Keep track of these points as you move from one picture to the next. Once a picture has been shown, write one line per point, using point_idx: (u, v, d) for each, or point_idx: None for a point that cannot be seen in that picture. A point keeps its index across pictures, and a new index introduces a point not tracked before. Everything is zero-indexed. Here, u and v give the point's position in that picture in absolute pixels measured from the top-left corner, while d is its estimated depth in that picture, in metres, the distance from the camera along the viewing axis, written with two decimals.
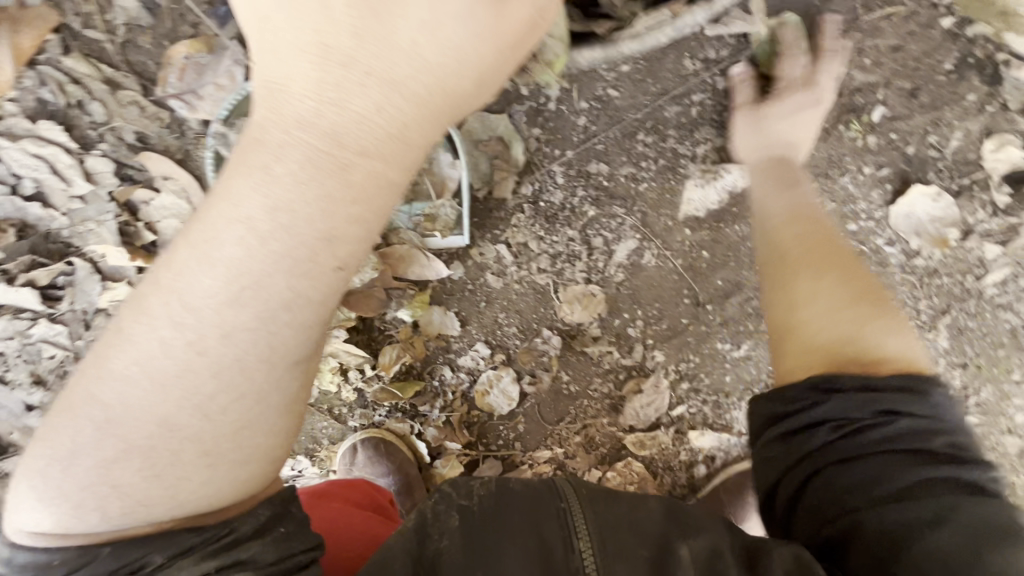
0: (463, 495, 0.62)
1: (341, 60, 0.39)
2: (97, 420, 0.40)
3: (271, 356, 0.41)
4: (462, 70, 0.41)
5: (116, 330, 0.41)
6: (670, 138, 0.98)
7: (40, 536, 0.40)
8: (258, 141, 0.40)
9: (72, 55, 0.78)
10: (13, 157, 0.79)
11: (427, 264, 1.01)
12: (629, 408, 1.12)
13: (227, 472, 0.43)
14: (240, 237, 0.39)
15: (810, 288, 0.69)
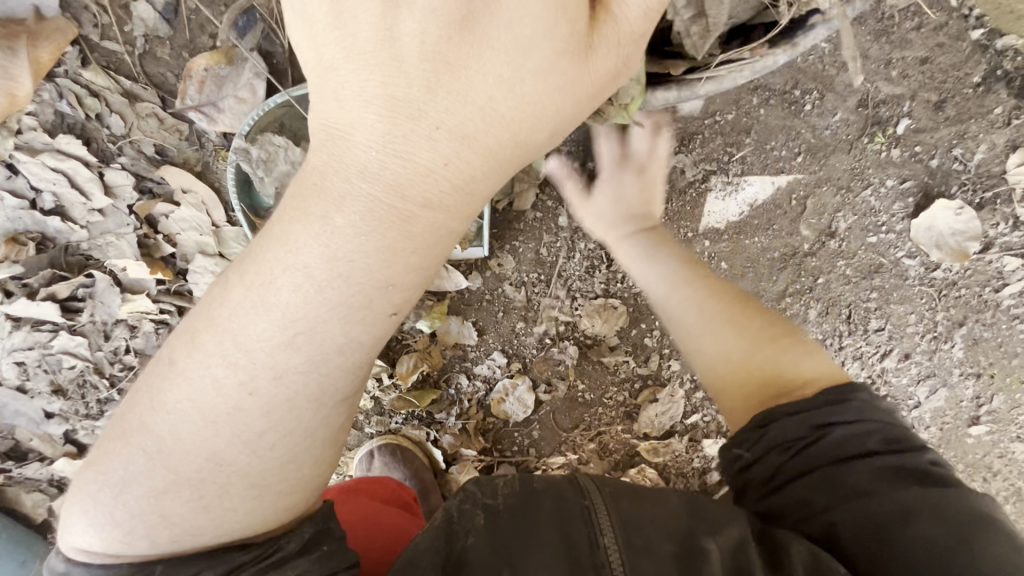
0: (488, 494, 0.59)
1: (409, 114, 0.40)
2: (150, 451, 0.41)
3: (320, 396, 0.42)
4: (532, 125, 0.42)
5: (169, 364, 0.42)
6: (696, 149, 0.95)
7: (95, 554, 0.41)
8: (320, 189, 0.41)
9: (89, 66, 0.76)
10: (32, 171, 0.77)
11: (447, 276, 1.00)
12: (644, 416, 1.13)
13: (272, 502, 0.43)
14: (297, 284, 0.40)
15: (717, 342, 0.71)
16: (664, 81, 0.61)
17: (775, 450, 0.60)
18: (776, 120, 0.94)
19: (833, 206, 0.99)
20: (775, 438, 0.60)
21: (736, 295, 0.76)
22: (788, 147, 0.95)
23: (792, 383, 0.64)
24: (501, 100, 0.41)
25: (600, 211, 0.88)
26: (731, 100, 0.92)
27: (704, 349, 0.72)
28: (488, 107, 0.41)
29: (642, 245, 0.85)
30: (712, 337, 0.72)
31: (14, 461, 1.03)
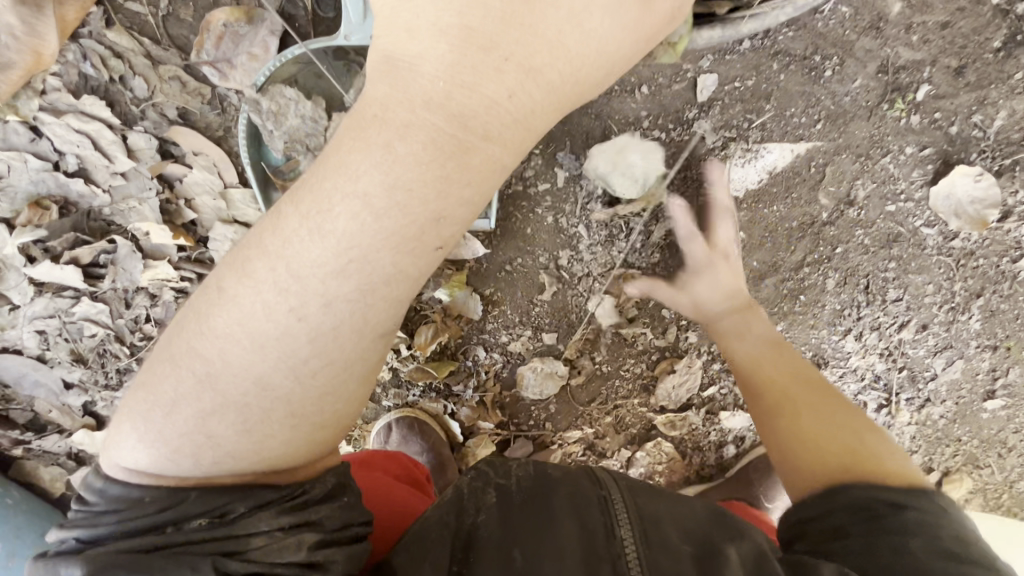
0: (501, 475, 0.64)
1: (480, 47, 0.43)
2: (198, 373, 0.41)
3: (362, 328, 0.42)
4: (593, 62, 0.47)
5: (220, 289, 0.42)
6: (716, 115, 0.95)
7: (136, 473, 0.42)
8: (380, 119, 0.41)
9: (114, 28, 0.76)
10: (56, 133, 0.77)
11: (464, 244, 0.99)
12: (661, 390, 1.13)
13: (308, 432, 0.44)
14: (355, 210, 0.40)
15: (792, 432, 0.73)
16: (708, 22, 0.79)
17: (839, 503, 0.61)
18: (796, 86, 0.94)
19: (851, 175, 0.99)
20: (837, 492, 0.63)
21: (813, 390, 0.79)
22: (808, 114, 0.95)
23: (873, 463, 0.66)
24: (569, 38, 0.45)
25: (686, 267, 0.98)
26: (752, 65, 0.92)
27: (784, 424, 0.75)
28: (553, 45, 0.45)
29: (738, 322, 0.92)
30: (784, 429, 0.75)
31: (33, 433, 1.03)
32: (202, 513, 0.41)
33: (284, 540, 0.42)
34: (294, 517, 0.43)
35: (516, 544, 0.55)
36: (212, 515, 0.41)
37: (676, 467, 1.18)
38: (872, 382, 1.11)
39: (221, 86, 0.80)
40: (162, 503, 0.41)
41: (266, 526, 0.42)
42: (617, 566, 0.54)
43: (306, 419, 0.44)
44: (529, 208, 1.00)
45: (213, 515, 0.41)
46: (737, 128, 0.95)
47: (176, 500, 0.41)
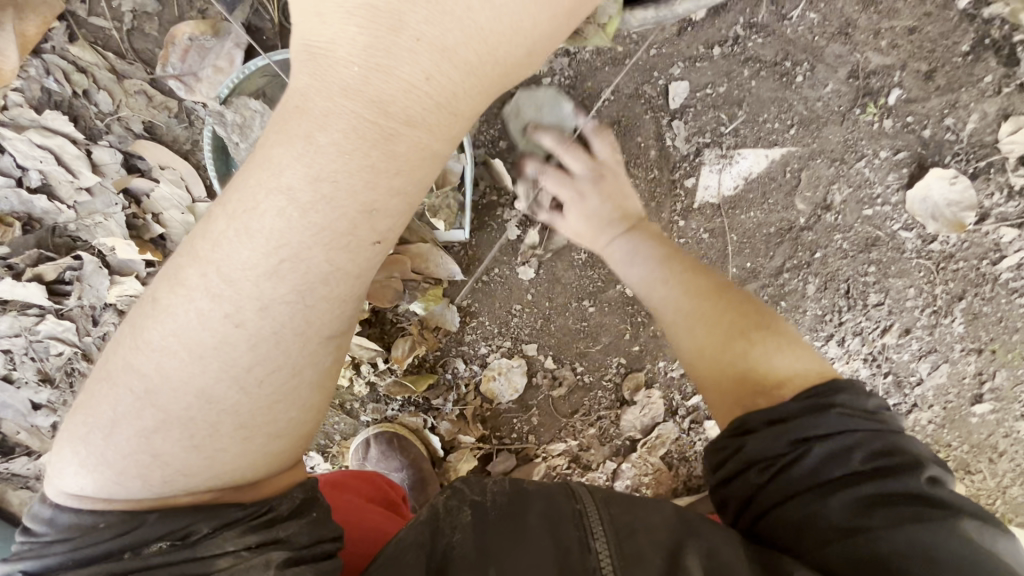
0: (476, 491, 0.61)
1: (389, 26, 0.40)
2: (134, 390, 0.39)
3: (307, 331, 0.41)
4: (513, 40, 0.43)
5: (154, 303, 0.41)
6: (690, 120, 0.94)
7: (85, 498, 0.40)
8: (302, 110, 0.40)
9: (77, 43, 0.75)
10: (18, 148, 0.76)
11: (439, 258, 0.97)
12: (644, 399, 1.12)
13: (263, 443, 0.42)
14: (281, 209, 0.39)
15: (696, 337, 0.73)
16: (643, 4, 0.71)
17: (750, 455, 0.61)
18: (768, 92, 0.94)
19: (827, 180, 0.99)
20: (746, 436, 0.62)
21: (705, 284, 0.77)
22: (781, 119, 0.95)
23: (765, 377, 0.66)
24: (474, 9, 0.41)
25: (587, 213, 0.89)
26: (721, 72, 0.93)
27: (682, 334, 0.75)
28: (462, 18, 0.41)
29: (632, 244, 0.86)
30: (685, 328, 0.75)
31: (1, 455, 1.01)
32: (163, 536, 0.40)
33: (250, 559, 0.40)
34: (260, 535, 0.42)
35: (492, 562, 0.54)
36: (173, 537, 0.40)
37: (663, 479, 1.16)
38: None
39: (189, 100, 0.79)
40: (117, 528, 0.39)
41: (232, 546, 0.41)
42: None
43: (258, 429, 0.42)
44: (505, 218, 0.98)
45: (174, 538, 0.40)
46: (711, 134, 0.95)
47: (129, 525, 0.39)
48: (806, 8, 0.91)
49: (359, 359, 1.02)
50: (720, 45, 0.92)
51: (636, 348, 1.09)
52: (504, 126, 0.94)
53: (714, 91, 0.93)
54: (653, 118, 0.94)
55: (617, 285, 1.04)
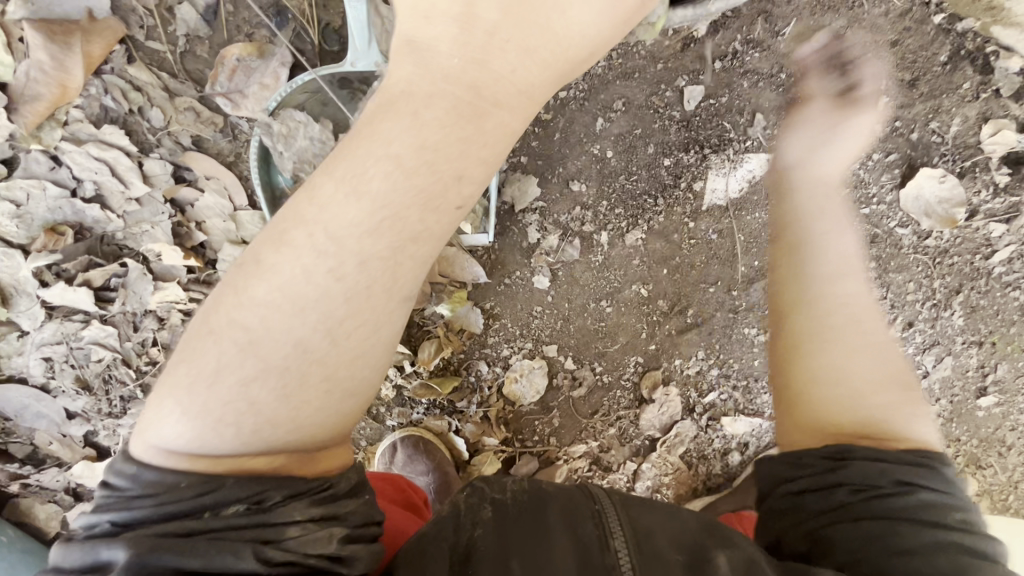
0: (497, 490, 0.65)
1: (488, 26, 0.45)
2: (240, 342, 0.43)
3: (391, 289, 0.45)
4: (590, 38, 0.48)
5: (258, 261, 0.45)
6: (697, 128, 1.01)
7: (179, 449, 0.43)
8: (408, 92, 0.45)
9: (135, 64, 0.81)
10: (76, 160, 0.81)
11: (466, 263, 1.04)
12: (661, 398, 1.15)
13: (344, 397, 0.46)
14: (388, 172, 0.44)
15: (829, 368, 0.65)
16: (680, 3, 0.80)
17: (816, 482, 0.60)
18: (768, 101, 1.01)
19: None
20: (847, 454, 0.60)
21: (850, 321, 0.67)
22: (780, 126, 1.03)
23: (875, 432, 0.62)
24: (561, 21, 0.46)
25: (795, 139, 0.81)
26: (722, 84, 1.00)
27: (806, 359, 0.66)
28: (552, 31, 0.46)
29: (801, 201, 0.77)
30: (810, 353, 0.66)
31: (32, 467, 1.01)
32: (242, 498, 0.42)
33: (315, 532, 0.43)
34: (322, 510, 0.44)
35: (513, 555, 0.56)
36: (249, 501, 0.42)
37: (684, 480, 1.18)
38: None
39: (233, 116, 0.85)
40: (199, 488, 0.41)
41: (298, 517, 0.43)
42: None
43: (339, 386, 0.45)
44: (526, 223, 1.03)
45: (250, 502, 0.42)
46: (716, 140, 1.02)
47: (212, 486, 0.42)
48: (798, 25, 0.99)
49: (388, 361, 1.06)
50: (720, 59, 0.99)
51: (653, 347, 1.13)
52: (523, 137, 1.00)
53: (716, 101, 1.01)
54: (662, 127, 1.01)
55: (633, 286, 1.09)
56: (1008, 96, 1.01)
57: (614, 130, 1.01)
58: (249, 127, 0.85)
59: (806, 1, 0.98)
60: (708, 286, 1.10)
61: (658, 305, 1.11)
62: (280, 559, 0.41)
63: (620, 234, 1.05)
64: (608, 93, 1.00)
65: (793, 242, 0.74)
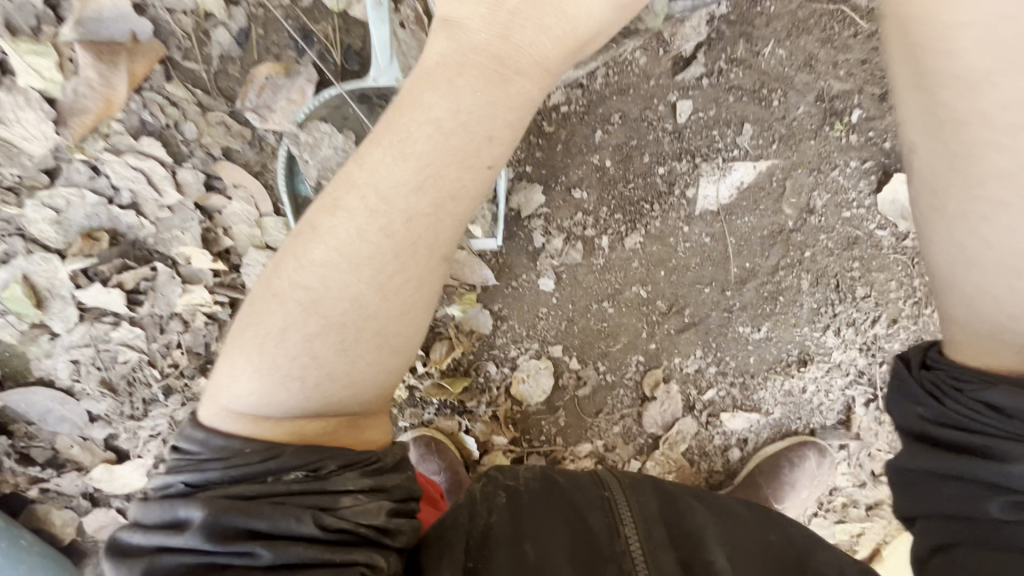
0: (510, 478, 0.71)
1: (508, 5, 0.55)
2: (303, 301, 0.51)
3: (432, 244, 0.53)
4: (594, 9, 0.57)
5: (315, 231, 0.53)
6: (688, 139, 1.10)
7: (252, 400, 0.50)
8: (441, 65, 0.54)
9: (173, 82, 0.88)
10: (116, 170, 0.88)
11: (476, 267, 1.10)
12: (663, 396, 1.20)
13: (392, 343, 0.53)
14: (430, 135, 0.52)
15: (993, 300, 0.56)
16: None
17: (954, 441, 0.54)
18: (750, 114, 1.10)
19: (808, 187, 1.14)
20: (1020, 414, 0.50)
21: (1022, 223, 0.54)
22: (763, 137, 1.11)
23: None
24: (572, 3, 0.55)
25: None
26: (710, 99, 1.09)
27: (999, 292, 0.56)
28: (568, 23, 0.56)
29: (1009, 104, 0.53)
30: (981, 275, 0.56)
31: (51, 471, 1.03)
32: (298, 466, 0.48)
33: (366, 503, 0.49)
34: (371, 481, 0.50)
35: (526, 539, 0.60)
36: (308, 469, 0.48)
37: (686, 475, 1.23)
38: (857, 376, 1.20)
39: (262, 129, 0.92)
40: (263, 454, 0.48)
41: (351, 486, 0.49)
42: (621, 562, 0.59)
43: (388, 335, 0.53)
44: (532, 228, 1.10)
45: (307, 470, 0.48)
46: (706, 150, 1.10)
47: (273, 453, 0.48)
48: (777, 44, 1.08)
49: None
50: (707, 75, 1.08)
51: (653, 346, 1.18)
52: (528, 149, 1.08)
53: (705, 114, 1.09)
54: (656, 138, 1.09)
55: (633, 287, 1.15)
56: None
57: (612, 142, 1.08)
58: (276, 140, 0.92)
59: (783, 23, 1.07)
60: (703, 286, 1.16)
61: (657, 306, 1.17)
62: (335, 525, 0.46)
63: (619, 238, 1.12)
64: (604, 108, 1.07)
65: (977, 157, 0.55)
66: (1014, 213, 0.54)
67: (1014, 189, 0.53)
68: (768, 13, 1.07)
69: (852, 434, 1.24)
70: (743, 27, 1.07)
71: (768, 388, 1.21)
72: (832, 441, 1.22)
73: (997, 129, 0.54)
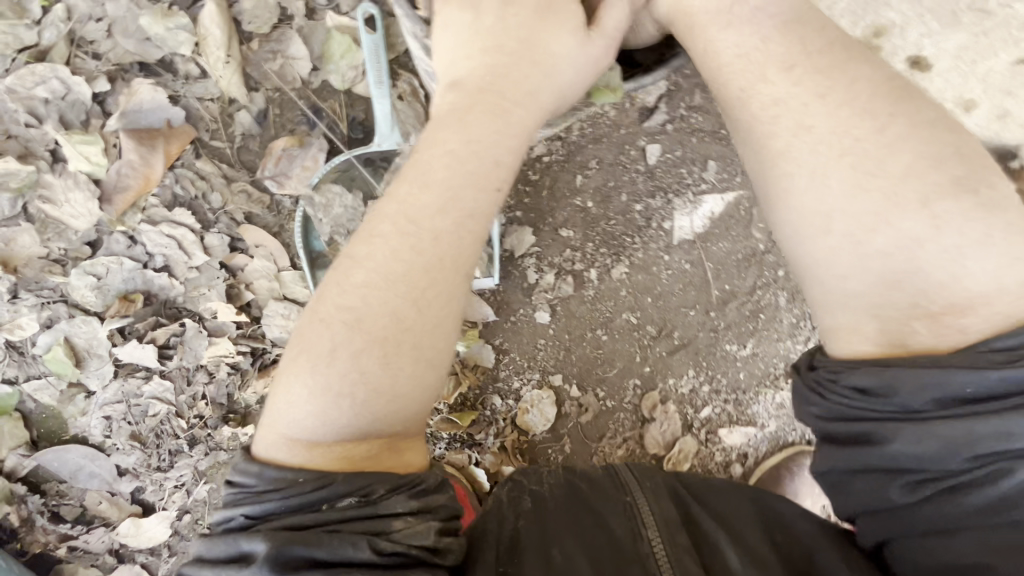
0: (534, 483, 0.77)
1: (505, 52, 0.67)
2: (346, 322, 0.59)
3: (457, 260, 0.61)
4: (578, 54, 0.69)
5: (352, 260, 0.61)
6: (660, 176, 1.21)
7: (308, 420, 0.57)
8: (451, 110, 0.66)
9: (201, 158, 1.00)
10: (150, 238, 0.98)
11: (477, 305, 1.18)
12: (663, 416, 1.26)
13: (429, 352, 0.60)
14: (448, 164, 0.62)
15: (843, 272, 0.60)
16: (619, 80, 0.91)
17: (860, 428, 0.56)
18: (713, 152, 1.22)
19: (774, 213, 1.25)
20: (889, 392, 0.55)
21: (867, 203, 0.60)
22: (727, 171, 1.23)
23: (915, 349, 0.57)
24: (557, 48, 0.68)
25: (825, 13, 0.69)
26: (677, 140, 1.21)
27: (843, 264, 0.61)
28: (548, 75, 0.68)
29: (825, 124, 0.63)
30: (808, 245, 0.62)
31: (80, 528, 1.07)
32: (352, 489, 0.54)
33: (415, 525, 0.55)
34: (416, 500, 0.56)
35: (554, 544, 0.65)
36: (358, 495, 0.55)
37: None
38: None
39: (279, 194, 1.03)
40: (317, 480, 0.54)
41: (399, 506, 0.55)
42: (647, 564, 0.64)
43: (423, 350, 0.60)
44: (526, 268, 1.19)
45: (358, 495, 0.54)
46: (678, 186, 1.22)
47: (326, 479, 0.54)
48: None
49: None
50: (672, 118, 1.20)
51: (647, 369, 1.26)
52: (516, 196, 1.18)
53: (675, 154, 1.21)
54: (631, 179, 1.20)
55: (624, 314, 1.24)
56: None
57: (592, 185, 1.20)
58: (292, 203, 1.03)
59: None
60: (688, 309, 1.26)
61: (647, 330, 1.25)
62: (387, 549, 0.53)
63: (606, 270, 1.22)
64: (583, 155, 1.19)
65: (780, 147, 0.65)
66: (842, 179, 0.61)
67: (798, 162, 0.63)
68: None
69: None
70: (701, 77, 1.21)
71: (760, 401, 1.27)
72: None
73: (803, 113, 0.64)
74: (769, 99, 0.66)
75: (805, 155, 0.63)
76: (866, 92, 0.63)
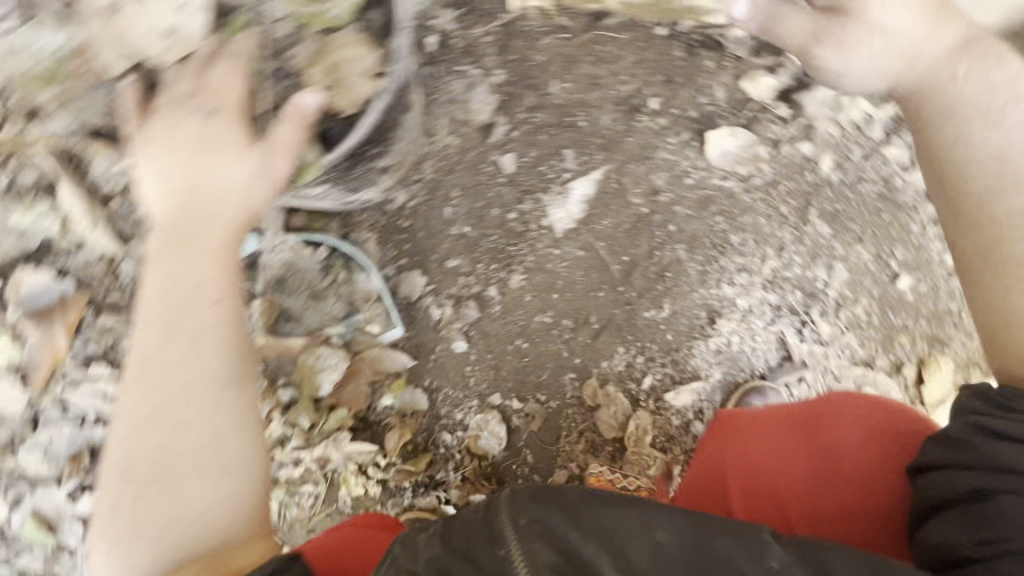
0: (407, 559, 0.65)
1: (178, 211, 0.82)
2: (118, 483, 0.76)
3: (192, 400, 0.77)
4: (240, 184, 0.85)
5: (114, 432, 0.79)
6: (525, 180, 1.25)
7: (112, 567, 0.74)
8: (152, 274, 0.81)
9: (105, 313, 1.13)
10: (83, 397, 1.14)
11: (392, 357, 1.21)
12: (609, 399, 1.28)
13: (201, 476, 0.76)
14: (152, 327, 0.79)
15: None
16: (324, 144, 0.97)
17: (994, 412, 0.71)
18: (566, 141, 1.27)
19: (645, 175, 1.28)
20: None
21: (992, 190, 0.78)
22: (586, 154, 1.27)
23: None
24: (215, 184, 0.83)
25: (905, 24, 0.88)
26: (528, 142, 1.25)
27: (1013, 287, 0.75)
28: (218, 202, 0.84)
29: (998, 143, 0.79)
30: (979, 294, 0.77)
31: None
32: None
33: None
34: None
35: None
36: None
37: (662, 463, 1.29)
38: (771, 310, 1.28)
39: None
40: None
41: None
42: None
43: (194, 477, 0.76)
44: (425, 308, 1.23)
45: None
46: (544, 183, 1.26)
47: None
48: (562, 80, 1.26)
49: (363, 464, 1.22)
50: (515, 123, 1.24)
51: (578, 360, 1.28)
52: (396, 245, 1.23)
53: (530, 155, 1.26)
54: (497, 193, 1.25)
55: (537, 317, 1.27)
56: (745, 57, 1.28)
57: (463, 211, 1.24)
58: None
59: (559, 60, 1.26)
60: (595, 292, 1.28)
61: (565, 325, 1.28)
62: None
63: (504, 283, 1.26)
64: (445, 186, 1.24)
65: (994, 153, 0.79)
66: (1017, 191, 0.76)
67: (1001, 194, 0.77)
68: (541, 61, 1.25)
69: (798, 364, 1.30)
70: (529, 76, 1.25)
71: (698, 354, 1.27)
72: (780, 376, 1.30)
73: (988, 112, 0.80)
74: (952, 96, 0.84)
75: (957, 202, 0.80)
76: (986, 63, 0.84)
